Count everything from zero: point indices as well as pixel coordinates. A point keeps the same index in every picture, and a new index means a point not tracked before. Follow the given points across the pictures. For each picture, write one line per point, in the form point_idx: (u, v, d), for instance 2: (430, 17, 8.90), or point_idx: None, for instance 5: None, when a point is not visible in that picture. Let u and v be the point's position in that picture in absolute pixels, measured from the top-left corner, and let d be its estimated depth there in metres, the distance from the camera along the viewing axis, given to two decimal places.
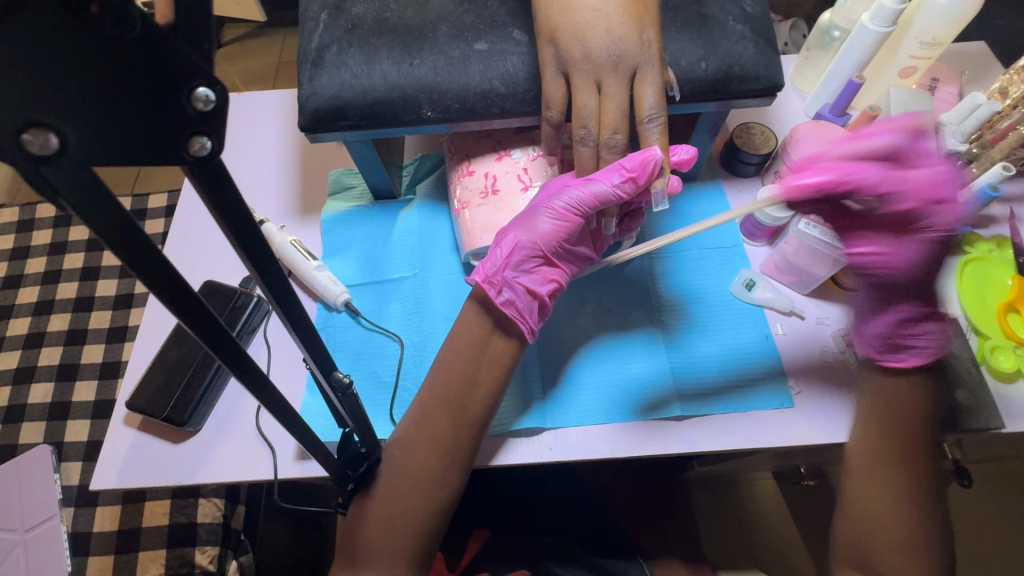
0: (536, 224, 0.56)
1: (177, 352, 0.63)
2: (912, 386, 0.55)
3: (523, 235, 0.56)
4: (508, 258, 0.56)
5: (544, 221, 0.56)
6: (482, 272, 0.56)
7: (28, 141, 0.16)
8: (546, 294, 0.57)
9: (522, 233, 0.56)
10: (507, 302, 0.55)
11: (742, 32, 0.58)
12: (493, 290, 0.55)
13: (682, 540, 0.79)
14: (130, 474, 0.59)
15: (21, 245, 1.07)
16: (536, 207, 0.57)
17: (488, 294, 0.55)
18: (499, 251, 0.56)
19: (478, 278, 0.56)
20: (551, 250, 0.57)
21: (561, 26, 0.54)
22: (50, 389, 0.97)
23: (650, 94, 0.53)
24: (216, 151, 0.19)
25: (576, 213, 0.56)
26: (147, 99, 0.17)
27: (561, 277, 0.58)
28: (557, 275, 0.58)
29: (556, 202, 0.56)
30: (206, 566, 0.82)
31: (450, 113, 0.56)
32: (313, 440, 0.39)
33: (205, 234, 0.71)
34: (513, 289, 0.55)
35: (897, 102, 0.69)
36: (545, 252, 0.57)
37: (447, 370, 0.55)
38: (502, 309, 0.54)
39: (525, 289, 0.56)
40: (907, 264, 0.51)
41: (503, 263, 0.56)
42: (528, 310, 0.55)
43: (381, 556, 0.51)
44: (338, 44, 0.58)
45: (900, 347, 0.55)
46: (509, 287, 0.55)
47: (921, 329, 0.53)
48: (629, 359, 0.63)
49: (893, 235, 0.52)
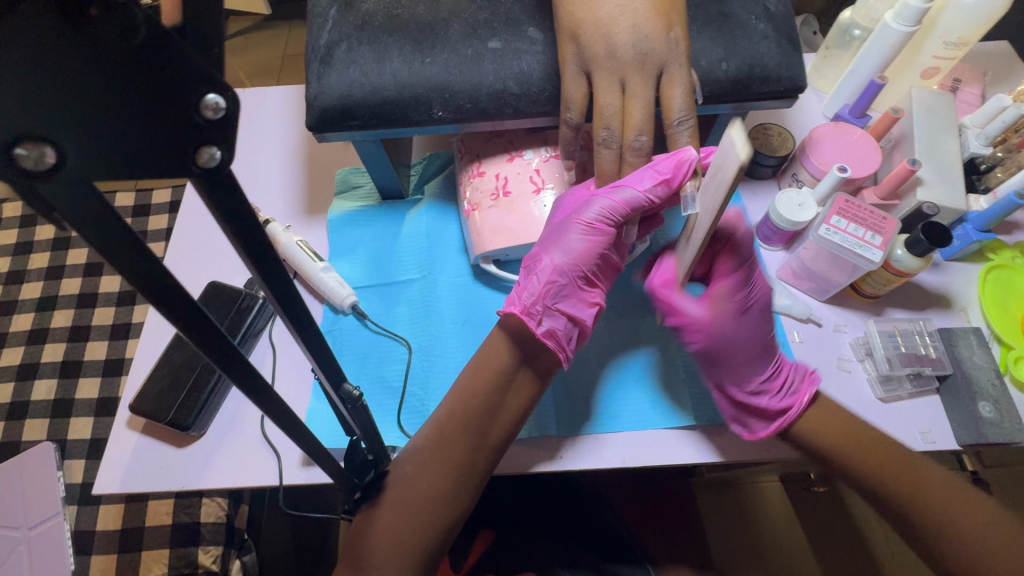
0: (568, 243, 0.55)
1: (182, 354, 0.62)
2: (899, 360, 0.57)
3: (560, 257, 0.55)
4: (545, 286, 0.55)
5: (575, 239, 0.55)
6: (520, 302, 0.55)
7: (22, 157, 0.15)
8: (588, 320, 0.56)
9: (557, 255, 0.55)
10: (548, 332, 0.54)
11: (764, 32, 0.56)
12: (532, 321, 0.54)
13: (691, 548, 0.78)
14: (132, 479, 0.58)
15: (25, 240, 1.06)
16: (564, 223, 0.56)
17: (528, 326, 0.54)
18: (537, 279, 0.55)
19: (516, 310, 0.54)
20: (587, 270, 0.56)
21: (584, 22, 0.53)
22: (53, 385, 0.96)
23: (677, 94, 0.52)
24: (226, 161, 0.17)
25: (608, 225, 0.55)
26: (151, 107, 0.16)
27: (600, 299, 0.57)
28: (597, 297, 0.57)
29: (587, 216, 0.55)
30: (210, 566, 0.80)
31: (462, 113, 0.55)
32: (321, 452, 0.38)
33: (209, 235, 0.70)
34: (554, 317, 0.55)
35: (921, 102, 0.67)
36: (582, 270, 0.56)
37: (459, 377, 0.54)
38: (543, 340, 0.53)
39: (565, 315, 0.55)
40: (755, 323, 0.58)
41: (542, 291, 0.55)
42: (566, 337, 0.55)
43: (388, 566, 0.50)
44: (347, 41, 0.56)
45: (751, 413, 0.56)
46: (550, 315, 0.54)
47: (771, 389, 0.57)
48: (653, 368, 0.61)
49: (735, 291, 0.58)
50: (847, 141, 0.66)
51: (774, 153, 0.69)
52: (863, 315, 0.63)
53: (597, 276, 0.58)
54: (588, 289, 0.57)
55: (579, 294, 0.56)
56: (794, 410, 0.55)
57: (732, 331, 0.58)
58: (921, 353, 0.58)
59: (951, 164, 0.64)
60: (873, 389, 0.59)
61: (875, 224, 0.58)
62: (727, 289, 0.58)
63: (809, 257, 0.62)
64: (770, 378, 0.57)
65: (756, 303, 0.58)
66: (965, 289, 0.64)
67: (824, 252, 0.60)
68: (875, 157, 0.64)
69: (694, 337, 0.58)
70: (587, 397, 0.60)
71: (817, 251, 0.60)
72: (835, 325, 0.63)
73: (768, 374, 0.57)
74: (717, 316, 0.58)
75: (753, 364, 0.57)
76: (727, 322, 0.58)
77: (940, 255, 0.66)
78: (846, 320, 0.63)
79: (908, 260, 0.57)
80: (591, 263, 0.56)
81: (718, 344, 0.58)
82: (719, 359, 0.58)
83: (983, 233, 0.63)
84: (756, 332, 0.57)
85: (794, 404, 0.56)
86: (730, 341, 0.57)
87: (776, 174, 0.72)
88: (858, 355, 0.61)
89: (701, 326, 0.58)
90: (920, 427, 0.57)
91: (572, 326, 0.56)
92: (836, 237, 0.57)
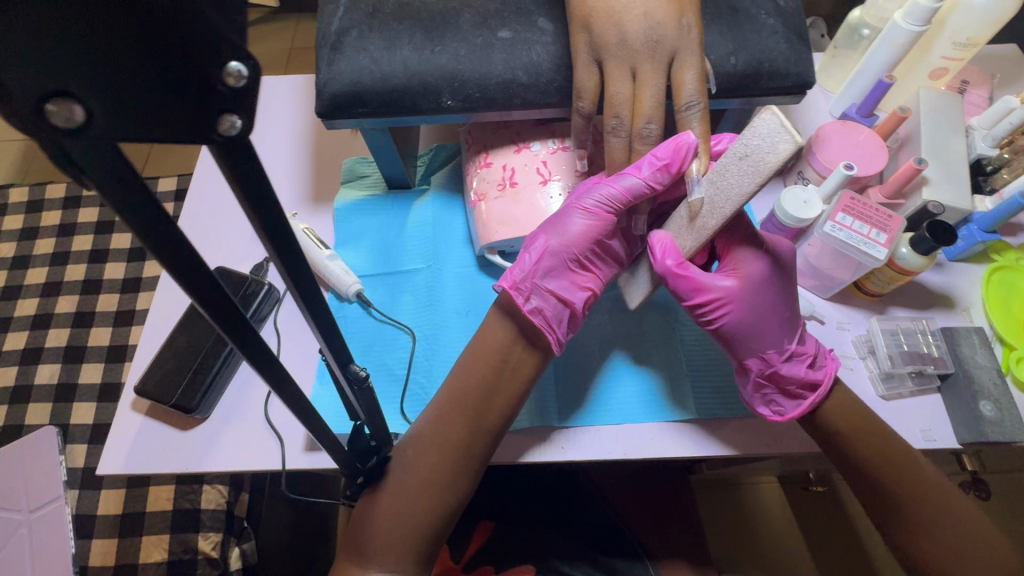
0: (566, 227, 0.56)
1: (187, 338, 0.63)
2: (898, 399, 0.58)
3: (554, 238, 0.56)
4: (536, 263, 0.55)
5: (572, 222, 0.56)
6: (510, 277, 0.55)
7: (52, 113, 0.15)
8: (577, 302, 0.55)
9: (553, 237, 0.56)
10: (535, 309, 0.54)
11: (774, 27, 0.56)
12: (520, 297, 0.54)
13: (689, 543, 0.78)
14: (136, 460, 0.59)
15: (31, 226, 1.07)
16: (566, 208, 0.57)
17: (515, 301, 0.54)
18: (528, 256, 0.56)
19: (505, 284, 0.55)
20: (581, 254, 0.56)
21: (596, 14, 0.53)
22: (56, 370, 0.96)
23: (690, 81, 0.52)
24: (246, 131, 0.18)
25: (606, 211, 0.55)
26: (177, 73, 0.16)
27: (593, 285, 0.57)
28: (590, 283, 0.57)
29: (586, 201, 0.56)
30: (210, 553, 0.81)
31: (470, 102, 0.55)
32: (326, 434, 0.38)
33: (217, 220, 0.70)
34: (543, 296, 0.55)
35: (928, 102, 0.67)
36: (576, 254, 0.56)
37: (467, 373, 0.54)
38: (528, 317, 0.54)
39: (553, 296, 0.55)
40: (783, 297, 0.55)
41: (532, 269, 0.55)
42: (555, 317, 0.55)
43: (389, 552, 0.50)
44: (358, 28, 0.56)
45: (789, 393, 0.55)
46: (538, 294, 0.55)
47: (804, 358, 0.55)
48: (615, 363, 0.62)
49: (765, 263, 0.55)
50: (853, 140, 0.66)
51: None
52: (866, 313, 0.63)
53: (595, 264, 0.58)
54: (581, 274, 0.57)
55: (571, 276, 0.57)
56: (826, 381, 0.54)
57: (760, 304, 0.55)
58: (922, 352, 0.58)
59: (957, 165, 0.64)
60: (876, 387, 0.59)
61: (880, 221, 0.58)
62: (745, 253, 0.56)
63: (813, 254, 0.62)
64: (797, 349, 0.55)
65: (781, 269, 0.56)
66: (968, 289, 0.64)
67: (828, 248, 0.60)
68: (881, 156, 0.64)
69: (722, 317, 0.56)
70: (588, 388, 0.60)
71: (821, 248, 0.61)
72: (838, 322, 0.63)
73: (797, 341, 0.55)
74: (743, 283, 0.55)
75: (787, 328, 0.55)
76: (752, 290, 0.55)
77: (945, 256, 0.66)
78: (849, 318, 0.63)
79: (913, 258, 0.57)
80: (587, 248, 0.56)
81: (748, 313, 0.55)
82: (741, 336, 0.55)
83: (987, 234, 0.63)
84: (782, 299, 0.55)
85: (824, 377, 0.54)
86: (745, 320, 0.55)
87: (782, 172, 0.72)
88: (860, 353, 0.61)
89: (718, 306, 0.55)
90: (920, 425, 0.57)
91: (562, 307, 0.55)
92: (841, 234, 0.57)
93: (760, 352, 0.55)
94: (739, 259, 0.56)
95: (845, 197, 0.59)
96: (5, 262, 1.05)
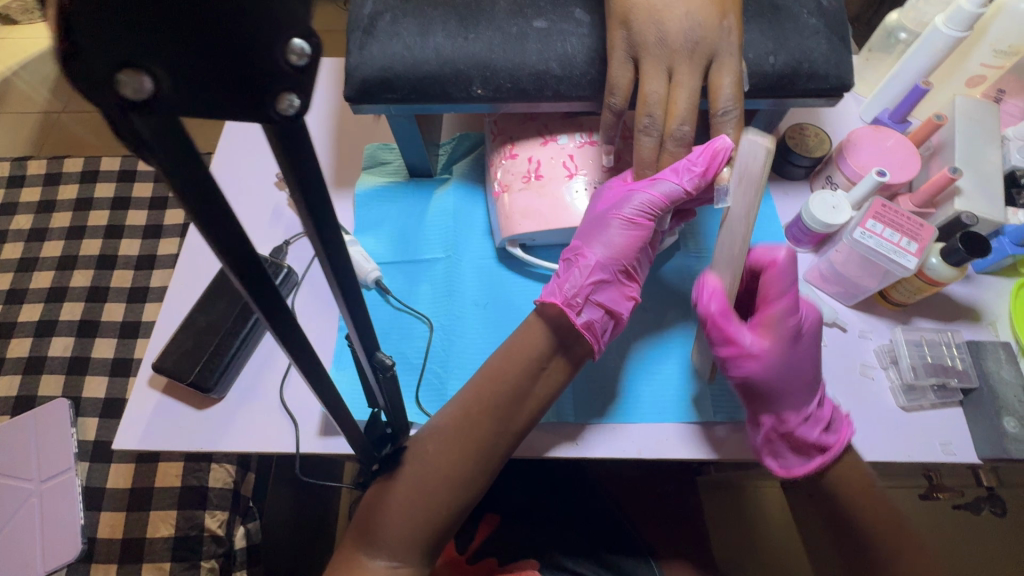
0: (608, 239, 0.55)
1: (205, 318, 0.63)
2: (924, 414, 0.57)
3: (601, 252, 0.55)
4: (585, 278, 0.54)
5: (615, 233, 0.55)
6: (560, 293, 0.54)
7: (123, 82, 0.15)
8: (624, 312, 0.55)
9: (598, 250, 0.55)
10: (587, 323, 0.53)
11: (816, 27, 0.55)
12: (572, 311, 0.53)
13: (694, 545, 0.77)
14: (152, 436, 0.59)
15: (49, 199, 1.08)
16: (603, 217, 0.56)
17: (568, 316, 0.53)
18: (577, 271, 0.55)
19: (557, 299, 0.54)
20: (627, 264, 0.56)
21: (636, 7, 0.52)
22: (70, 343, 0.97)
23: (727, 84, 0.52)
24: (304, 110, 0.18)
25: (647, 218, 0.55)
26: (239, 44, 0.16)
27: (637, 293, 0.57)
28: (634, 292, 0.57)
29: (626, 210, 0.55)
30: (216, 531, 0.81)
31: (501, 92, 0.55)
32: (349, 420, 0.38)
33: (239, 199, 0.70)
34: (592, 309, 0.54)
35: (964, 110, 0.65)
36: (623, 265, 0.56)
37: (491, 371, 0.54)
38: (582, 331, 0.53)
39: (603, 308, 0.54)
40: (807, 351, 0.55)
41: (583, 283, 0.54)
42: (602, 329, 0.55)
43: (402, 541, 0.51)
44: (391, 12, 0.56)
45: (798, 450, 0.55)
46: (589, 306, 0.54)
47: (821, 418, 0.54)
48: (637, 362, 0.61)
49: (789, 345, 0.55)
50: (885, 147, 0.64)
51: (809, 154, 0.68)
52: (889, 323, 0.63)
53: (637, 272, 0.58)
54: (626, 284, 0.57)
55: (618, 287, 0.56)
56: (836, 447, 0.54)
57: (789, 364, 0.55)
58: (947, 364, 0.57)
59: (991, 176, 0.63)
60: (896, 399, 0.58)
61: (911, 231, 0.57)
62: (781, 313, 0.55)
63: (839, 261, 0.61)
64: (814, 411, 0.55)
65: (806, 331, 0.56)
66: (995, 303, 0.63)
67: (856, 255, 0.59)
68: (913, 164, 0.63)
69: (742, 374, 0.55)
70: (608, 388, 0.59)
71: (848, 254, 0.60)
72: (861, 330, 0.62)
73: (816, 403, 0.55)
74: (774, 343, 0.55)
75: (806, 388, 0.55)
76: (786, 352, 0.55)
77: (972, 268, 0.65)
78: (872, 327, 0.63)
79: (943, 269, 0.56)
80: (631, 258, 0.56)
81: (776, 373, 0.54)
82: (765, 392, 0.54)
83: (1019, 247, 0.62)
84: (808, 361, 0.55)
85: (835, 442, 0.54)
86: (756, 377, 0.54)
87: (809, 176, 0.71)
88: (882, 363, 0.60)
89: (739, 353, 0.54)
90: (939, 439, 0.56)
91: (608, 318, 0.55)
92: (871, 241, 0.56)
93: (777, 411, 0.55)
94: (773, 324, 0.55)
95: (879, 203, 0.58)
96: (22, 234, 1.05)
